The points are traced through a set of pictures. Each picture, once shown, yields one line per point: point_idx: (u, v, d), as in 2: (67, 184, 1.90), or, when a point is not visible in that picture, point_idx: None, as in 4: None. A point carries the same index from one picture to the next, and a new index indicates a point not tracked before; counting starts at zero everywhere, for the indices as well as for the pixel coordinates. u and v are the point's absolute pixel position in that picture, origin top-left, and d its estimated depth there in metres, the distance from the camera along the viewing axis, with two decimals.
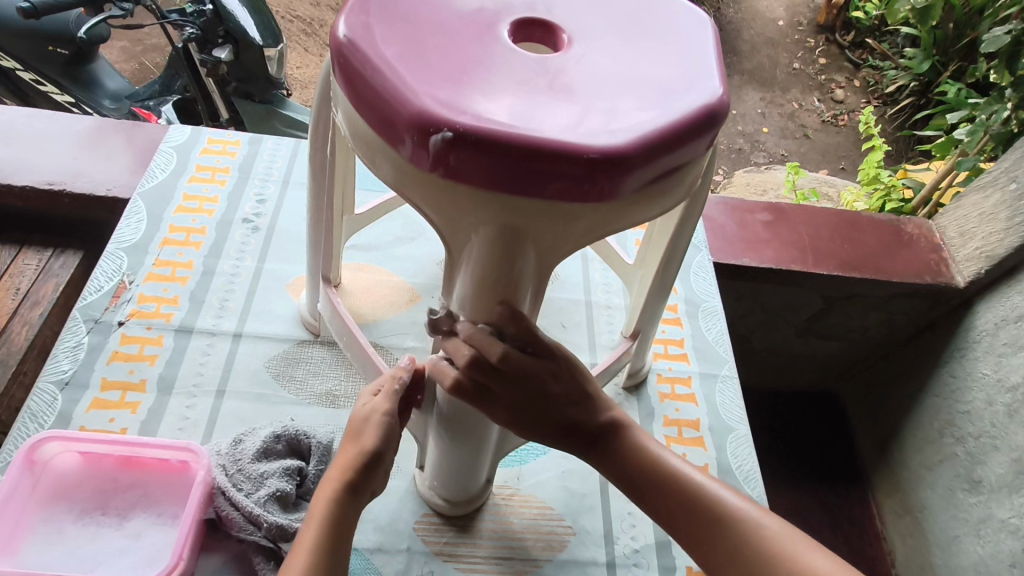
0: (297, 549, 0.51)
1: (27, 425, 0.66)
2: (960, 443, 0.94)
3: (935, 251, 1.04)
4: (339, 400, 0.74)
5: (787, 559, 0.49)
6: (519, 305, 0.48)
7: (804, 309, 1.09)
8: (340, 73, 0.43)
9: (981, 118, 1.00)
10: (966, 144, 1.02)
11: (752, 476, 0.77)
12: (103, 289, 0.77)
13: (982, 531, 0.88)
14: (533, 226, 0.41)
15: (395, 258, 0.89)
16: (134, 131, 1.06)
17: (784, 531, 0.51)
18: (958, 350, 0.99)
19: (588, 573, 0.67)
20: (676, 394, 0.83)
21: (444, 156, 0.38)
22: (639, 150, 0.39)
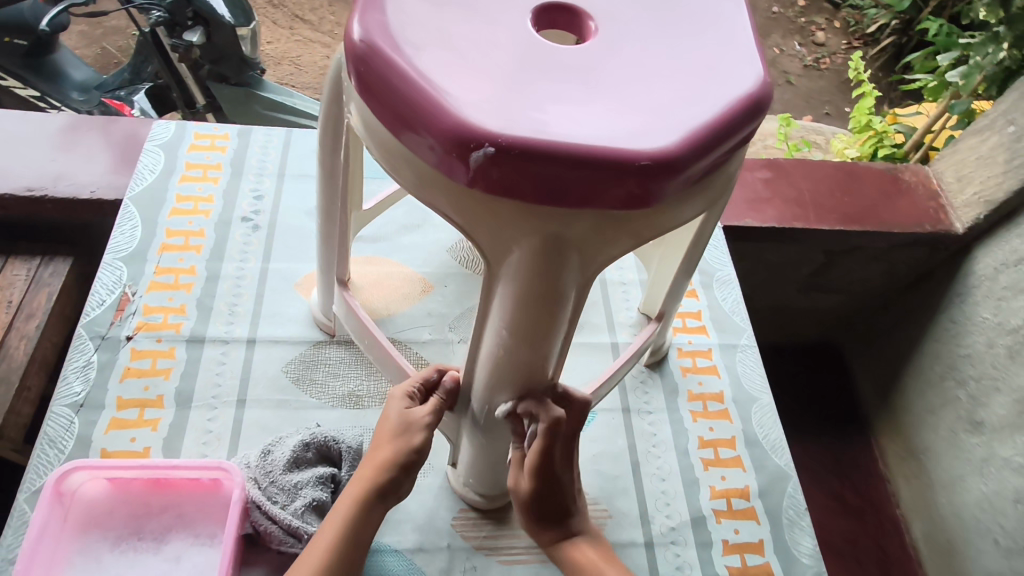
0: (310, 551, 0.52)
1: (47, 451, 0.64)
2: (962, 386, 0.95)
3: (933, 199, 1.02)
4: (364, 401, 0.72)
5: None
6: (563, 321, 0.45)
7: (806, 266, 1.08)
8: (359, 80, 0.40)
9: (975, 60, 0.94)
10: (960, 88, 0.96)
11: (778, 444, 0.78)
12: (105, 302, 0.74)
13: (986, 470, 0.89)
14: (579, 238, 0.39)
15: (401, 248, 0.85)
16: (110, 126, 1.00)
17: None
18: (957, 295, 0.98)
19: (628, 554, 0.69)
20: (697, 367, 0.83)
21: (486, 171, 0.36)
22: (690, 151, 0.37)
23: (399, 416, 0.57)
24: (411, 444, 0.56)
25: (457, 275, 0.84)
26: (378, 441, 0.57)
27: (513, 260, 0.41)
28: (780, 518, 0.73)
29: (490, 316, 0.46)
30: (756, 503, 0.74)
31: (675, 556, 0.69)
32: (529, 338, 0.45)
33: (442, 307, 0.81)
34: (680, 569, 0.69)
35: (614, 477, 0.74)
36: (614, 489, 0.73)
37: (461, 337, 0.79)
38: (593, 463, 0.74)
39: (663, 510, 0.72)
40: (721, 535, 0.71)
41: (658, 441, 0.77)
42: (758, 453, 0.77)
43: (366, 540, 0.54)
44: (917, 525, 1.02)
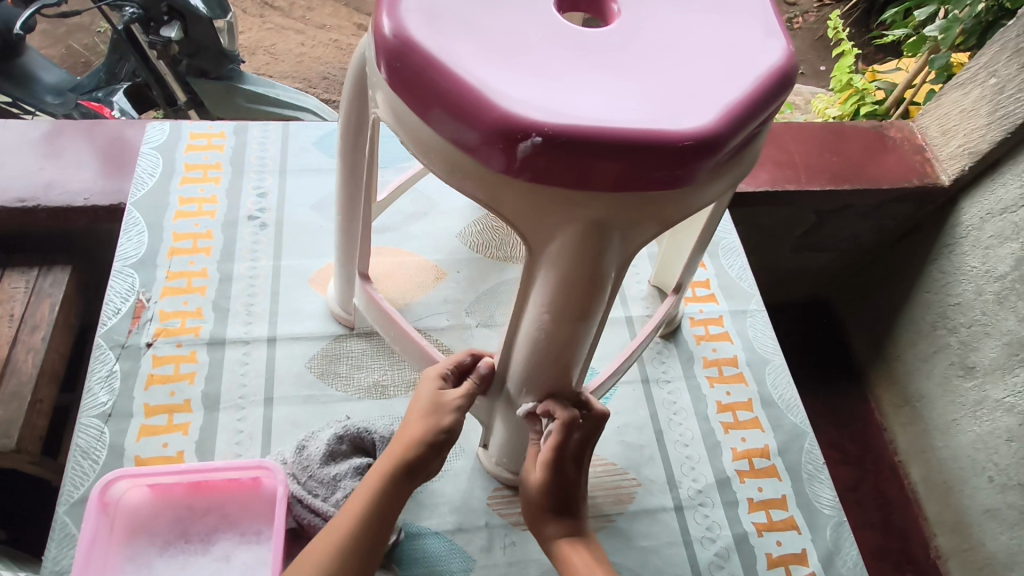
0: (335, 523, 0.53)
1: (81, 462, 0.64)
2: (953, 333, 0.98)
3: (918, 152, 1.05)
4: (390, 390, 0.73)
5: None
6: (601, 302, 0.46)
7: (798, 226, 1.10)
8: (393, 74, 0.40)
9: (955, 12, 0.95)
10: (940, 42, 0.97)
11: (793, 403, 0.80)
12: (120, 310, 0.73)
13: (979, 412, 0.93)
14: (621, 220, 0.40)
15: (410, 237, 0.85)
16: (94, 129, 0.97)
17: None
18: (946, 246, 1.01)
19: (659, 519, 0.71)
20: (711, 334, 0.85)
21: (533, 161, 0.37)
22: (727, 128, 0.38)
23: (431, 396, 0.58)
24: (439, 425, 0.57)
25: (469, 261, 0.84)
26: (409, 420, 0.58)
27: (555, 246, 0.42)
28: (800, 473, 0.76)
29: (529, 300, 0.47)
30: (776, 462, 0.76)
31: (705, 516, 0.72)
32: (570, 319, 0.46)
33: (457, 293, 0.81)
34: (710, 529, 0.71)
35: (639, 447, 0.76)
36: (641, 458, 0.75)
37: (478, 320, 0.80)
38: (618, 434, 0.76)
39: (688, 474, 0.74)
40: (746, 494, 0.74)
41: (678, 408, 0.79)
42: (774, 413, 0.79)
43: (392, 515, 0.54)
44: (915, 469, 1.05)
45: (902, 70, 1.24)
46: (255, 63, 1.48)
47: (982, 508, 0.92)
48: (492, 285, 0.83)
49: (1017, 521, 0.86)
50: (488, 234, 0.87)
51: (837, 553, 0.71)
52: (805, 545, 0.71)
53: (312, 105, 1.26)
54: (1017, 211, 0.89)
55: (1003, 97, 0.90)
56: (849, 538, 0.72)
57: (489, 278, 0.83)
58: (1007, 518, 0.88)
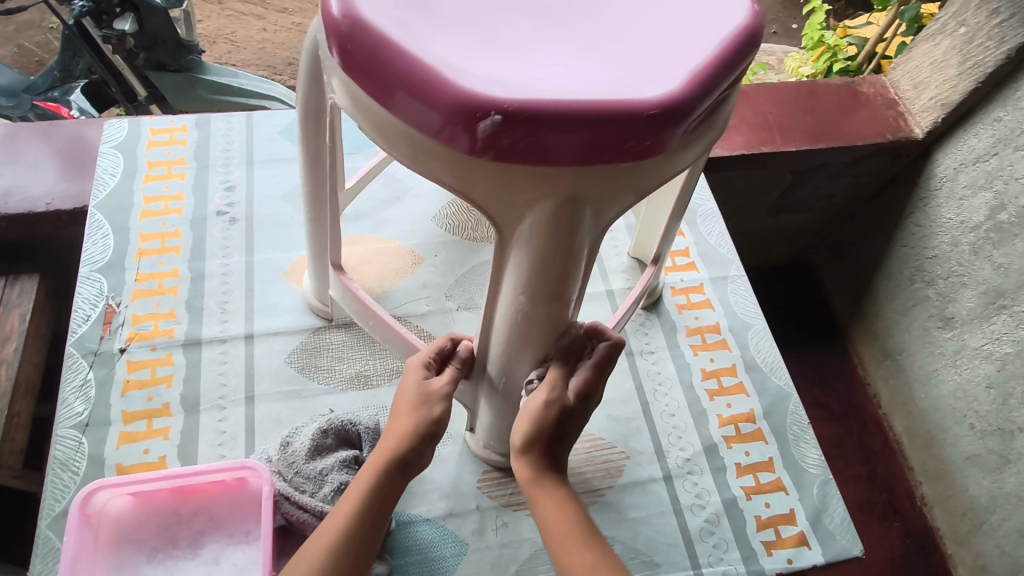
0: (328, 521, 0.52)
1: (60, 475, 0.63)
2: (931, 285, 0.99)
3: (891, 107, 1.04)
4: (373, 380, 0.72)
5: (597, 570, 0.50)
6: (575, 279, 0.45)
7: (774, 188, 1.10)
8: (346, 59, 0.38)
9: None
10: None
11: (776, 365, 0.81)
12: (90, 317, 0.71)
13: (959, 361, 0.94)
14: (592, 193, 0.39)
15: (385, 223, 0.84)
16: (52, 131, 0.94)
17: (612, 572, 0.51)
18: (921, 199, 1.01)
19: (649, 490, 0.72)
20: (692, 303, 0.85)
21: (496, 140, 0.35)
22: (695, 94, 0.37)
23: (416, 386, 0.57)
24: (431, 415, 0.56)
25: (446, 244, 0.83)
26: (398, 413, 0.57)
27: (526, 225, 0.41)
28: (786, 435, 0.77)
29: (504, 282, 0.47)
30: (762, 425, 0.77)
31: (693, 484, 0.72)
32: (547, 298, 0.46)
33: (435, 277, 0.80)
34: (700, 496, 0.72)
35: (626, 419, 0.76)
36: (628, 431, 0.75)
37: (459, 304, 0.79)
38: (605, 409, 0.76)
39: (676, 444, 0.75)
40: (734, 459, 0.74)
41: (663, 378, 0.79)
42: (758, 376, 0.80)
43: (388, 508, 0.54)
44: (898, 420, 1.07)
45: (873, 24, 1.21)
46: (216, 50, 1.43)
47: (964, 455, 0.94)
48: (470, 267, 0.82)
49: (997, 466, 0.88)
50: (463, 215, 0.85)
51: (824, 511, 0.72)
52: (793, 505, 0.72)
53: (279, 93, 1.21)
54: (989, 160, 0.89)
55: (973, 46, 0.89)
56: (836, 496, 0.73)
57: (467, 260, 0.82)
58: (987, 463, 0.90)
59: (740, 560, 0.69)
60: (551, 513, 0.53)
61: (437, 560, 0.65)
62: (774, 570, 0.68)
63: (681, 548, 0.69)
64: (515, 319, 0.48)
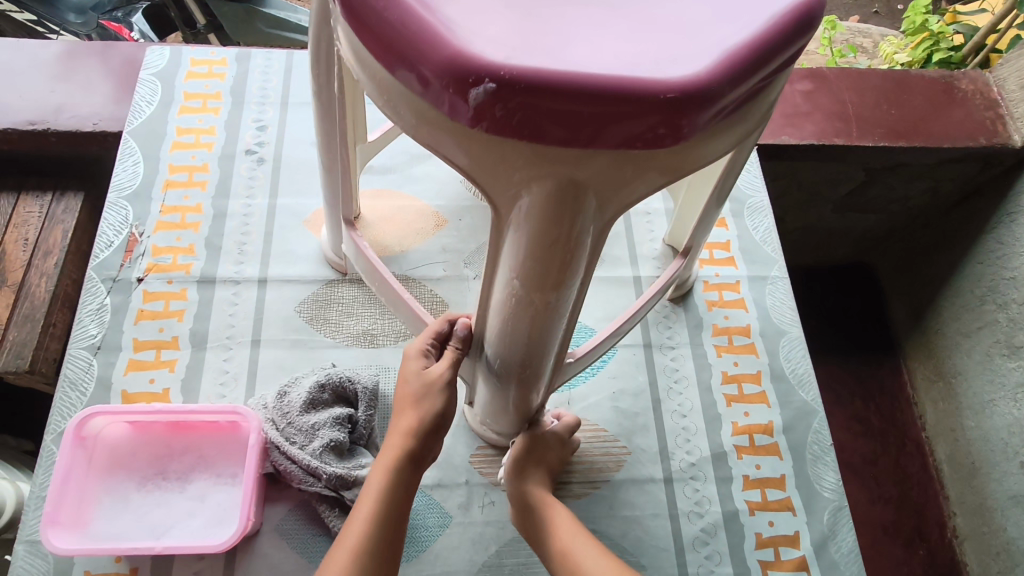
0: (348, 527, 0.52)
1: (69, 393, 0.65)
2: (1002, 310, 0.90)
3: (990, 108, 0.93)
4: (379, 340, 0.71)
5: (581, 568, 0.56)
6: (573, 271, 0.42)
7: (843, 184, 1.00)
8: (343, 4, 0.35)
9: None
10: None
11: (805, 379, 0.75)
12: (113, 244, 0.72)
13: (1020, 395, 0.86)
14: (596, 179, 0.35)
15: (413, 179, 0.81)
16: (108, 52, 0.94)
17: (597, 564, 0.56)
18: (1007, 214, 0.91)
19: (647, 489, 0.69)
20: (724, 301, 0.79)
21: (488, 110, 0.32)
22: (726, 78, 0.32)
23: (418, 377, 0.57)
24: (434, 407, 0.56)
25: (472, 209, 0.80)
26: (401, 408, 0.57)
27: (522, 206, 0.38)
28: (804, 454, 0.72)
29: (500, 265, 0.43)
30: (779, 439, 0.72)
31: (694, 491, 0.69)
32: (542, 287, 0.42)
33: (456, 242, 0.78)
34: (699, 504, 0.68)
35: (634, 414, 0.72)
36: (634, 426, 0.72)
37: (477, 273, 0.76)
38: (612, 400, 0.73)
39: (682, 446, 0.71)
40: (742, 470, 0.70)
41: (680, 376, 0.75)
42: (784, 388, 0.75)
43: (406, 507, 0.54)
44: (941, 447, 1.00)
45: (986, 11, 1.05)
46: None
47: (1008, 495, 0.86)
48: None
49: None
50: None
51: (832, 538, 0.68)
52: (799, 528, 0.68)
53: None
54: None
55: None
56: (848, 524, 0.68)
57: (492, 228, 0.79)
58: None
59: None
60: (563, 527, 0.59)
61: (418, 529, 0.64)
62: None
63: (670, 554, 0.66)
64: (508, 303, 0.46)
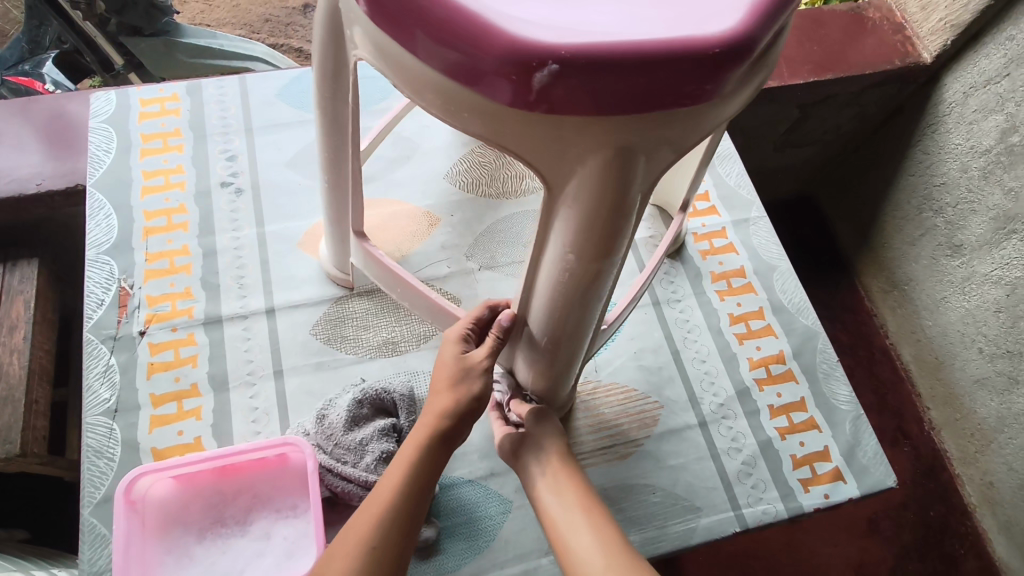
0: (371, 500, 0.52)
1: (97, 462, 0.62)
2: (939, 214, 0.97)
3: (898, 31, 0.97)
4: (401, 346, 0.71)
5: (560, 539, 0.55)
6: (623, 237, 0.43)
7: (781, 123, 1.04)
8: (385, 16, 0.37)
9: None
10: None
11: (803, 306, 0.81)
12: (104, 301, 0.69)
13: (968, 287, 0.93)
14: (648, 140, 0.37)
15: (396, 184, 0.81)
16: (30, 107, 0.80)
17: (587, 543, 0.53)
18: (928, 126, 0.97)
19: (686, 436, 0.72)
20: (715, 248, 0.83)
21: (551, 91, 0.34)
22: (758, 28, 0.34)
23: (456, 361, 0.57)
24: (470, 391, 0.56)
25: (461, 203, 0.80)
26: (435, 389, 0.57)
27: (577, 180, 0.39)
28: (817, 373, 0.77)
29: (550, 241, 0.45)
30: (792, 365, 0.77)
31: (728, 428, 0.73)
32: (594, 256, 0.44)
33: (454, 237, 0.78)
34: (735, 440, 0.72)
35: (658, 368, 0.75)
36: (661, 379, 0.75)
37: (481, 264, 0.77)
38: (635, 359, 0.76)
39: (708, 390, 0.75)
40: (767, 401, 0.75)
41: (691, 325, 0.78)
42: (786, 317, 0.80)
43: (430, 485, 0.54)
44: (905, 349, 1.07)
45: None
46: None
47: (972, 379, 0.94)
48: (488, 225, 0.79)
49: (1006, 388, 0.89)
50: (477, 171, 0.83)
51: (857, 445, 0.73)
52: (827, 443, 0.73)
53: (261, 53, 1.06)
54: (1001, 82, 0.85)
55: None
56: (868, 429, 0.74)
57: (484, 219, 0.80)
58: (996, 385, 0.90)
59: (779, 498, 0.69)
60: (551, 500, 0.57)
61: (483, 520, 0.65)
62: (811, 506, 0.69)
63: (720, 491, 0.69)
64: (559, 278, 0.47)
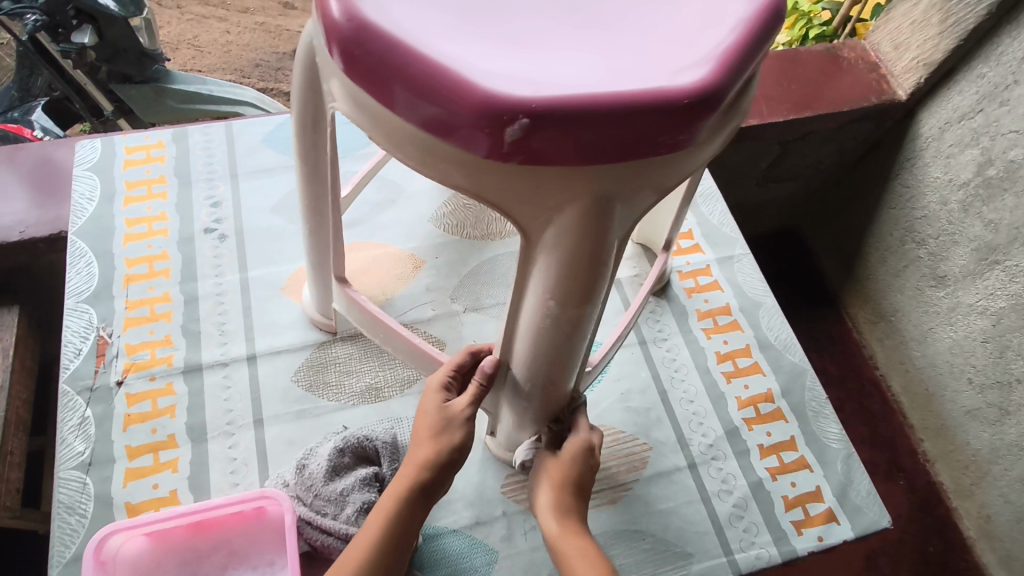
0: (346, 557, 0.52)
1: (68, 519, 0.60)
2: (922, 247, 0.97)
3: (873, 70, 1.00)
4: (384, 392, 0.70)
5: None
6: (602, 283, 0.43)
7: (763, 159, 1.06)
8: (358, 68, 0.37)
9: None
10: None
11: (790, 343, 0.80)
12: (82, 351, 0.68)
13: (954, 318, 0.93)
14: (623, 188, 0.37)
15: (381, 227, 0.81)
16: (17, 155, 0.80)
17: None
18: (906, 161, 0.99)
19: (675, 479, 0.71)
20: (700, 286, 0.84)
21: (524, 143, 0.34)
22: (726, 78, 0.35)
23: (438, 411, 0.56)
24: (452, 441, 0.55)
25: (446, 245, 0.80)
26: (418, 440, 0.56)
27: (554, 228, 0.39)
28: (806, 412, 0.76)
29: (530, 288, 0.45)
30: (781, 404, 0.76)
31: (718, 470, 0.72)
32: (575, 301, 0.43)
33: (439, 279, 0.78)
34: (726, 482, 0.71)
35: (645, 410, 0.75)
36: (648, 421, 0.74)
37: (465, 306, 0.77)
38: (623, 401, 0.75)
39: (698, 431, 0.74)
40: (756, 440, 0.74)
41: (679, 364, 0.78)
42: (773, 355, 0.79)
43: (408, 540, 0.53)
44: (896, 380, 1.06)
45: None
46: (178, 45, 1.22)
47: (964, 410, 0.93)
48: (473, 266, 0.79)
49: (997, 419, 0.88)
50: (462, 213, 0.83)
51: (850, 485, 0.72)
52: (819, 483, 0.72)
53: (252, 98, 1.07)
54: (975, 117, 0.87)
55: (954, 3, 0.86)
56: (859, 468, 0.73)
57: (469, 260, 0.80)
58: (988, 416, 0.90)
59: (772, 541, 0.68)
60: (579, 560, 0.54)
61: (467, 571, 0.63)
62: (806, 549, 0.68)
63: (712, 535, 0.68)
64: (543, 324, 0.47)
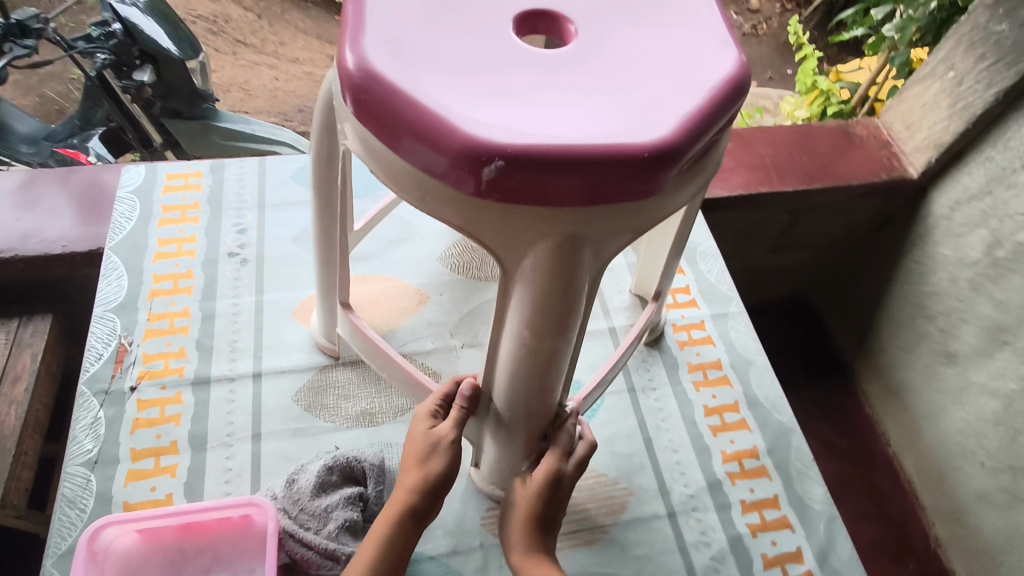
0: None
1: (68, 512, 0.64)
2: (932, 322, 0.99)
3: (884, 147, 1.03)
4: (378, 418, 0.73)
5: None
6: (574, 318, 0.46)
7: (773, 226, 1.09)
8: (363, 110, 0.43)
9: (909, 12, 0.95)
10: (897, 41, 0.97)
11: (778, 402, 0.82)
12: (102, 356, 0.73)
13: (965, 397, 0.93)
14: (591, 229, 0.42)
15: (392, 262, 0.86)
16: (71, 176, 0.87)
17: None
18: (918, 238, 1.01)
19: (654, 526, 0.72)
20: (693, 339, 0.86)
21: (500, 183, 0.39)
22: (685, 138, 0.40)
23: (424, 437, 0.59)
24: (435, 467, 0.58)
25: (451, 283, 0.85)
26: (407, 465, 0.59)
27: (529, 263, 0.43)
28: (790, 470, 0.77)
29: (508, 319, 0.49)
30: (766, 461, 0.77)
31: (698, 521, 0.72)
32: (549, 333, 0.47)
33: (441, 315, 0.82)
34: (705, 534, 0.72)
35: (629, 455, 0.76)
36: (631, 466, 0.75)
37: (464, 341, 0.80)
38: (608, 445, 0.77)
39: (679, 480, 0.75)
40: (738, 495, 0.74)
41: (666, 414, 0.79)
42: (760, 412, 0.81)
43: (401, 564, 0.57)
44: (908, 460, 1.04)
45: (865, 70, 1.19)
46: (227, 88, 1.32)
47: (975, 494, 0.92)
48: (475, 305, 0.83)
49: (1009, 504, 0.87)
50: (469, 254, 0.88)
51: (831, 549, 0.72)
52: (799, 543, 0.72)
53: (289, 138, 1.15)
54: (983, 199, 0.89)
55: (965, 89, 0.89)
56: (842, 532, 0.73)
57: (471, 299, 0.84)
58: (998, 501, 0.88)
59: None
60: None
61: None
62: None
63: None
64: (519, 354, 0.50)
